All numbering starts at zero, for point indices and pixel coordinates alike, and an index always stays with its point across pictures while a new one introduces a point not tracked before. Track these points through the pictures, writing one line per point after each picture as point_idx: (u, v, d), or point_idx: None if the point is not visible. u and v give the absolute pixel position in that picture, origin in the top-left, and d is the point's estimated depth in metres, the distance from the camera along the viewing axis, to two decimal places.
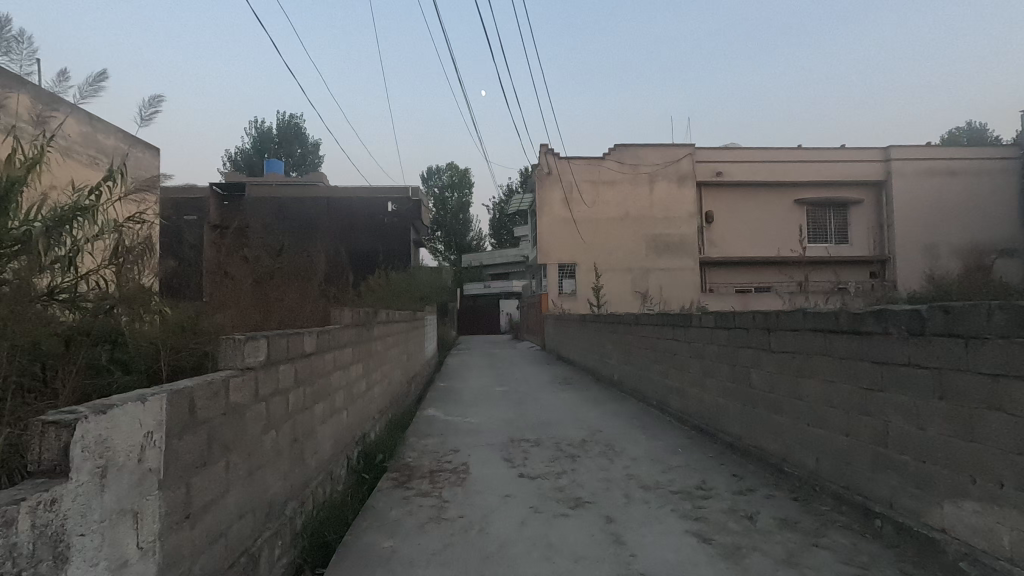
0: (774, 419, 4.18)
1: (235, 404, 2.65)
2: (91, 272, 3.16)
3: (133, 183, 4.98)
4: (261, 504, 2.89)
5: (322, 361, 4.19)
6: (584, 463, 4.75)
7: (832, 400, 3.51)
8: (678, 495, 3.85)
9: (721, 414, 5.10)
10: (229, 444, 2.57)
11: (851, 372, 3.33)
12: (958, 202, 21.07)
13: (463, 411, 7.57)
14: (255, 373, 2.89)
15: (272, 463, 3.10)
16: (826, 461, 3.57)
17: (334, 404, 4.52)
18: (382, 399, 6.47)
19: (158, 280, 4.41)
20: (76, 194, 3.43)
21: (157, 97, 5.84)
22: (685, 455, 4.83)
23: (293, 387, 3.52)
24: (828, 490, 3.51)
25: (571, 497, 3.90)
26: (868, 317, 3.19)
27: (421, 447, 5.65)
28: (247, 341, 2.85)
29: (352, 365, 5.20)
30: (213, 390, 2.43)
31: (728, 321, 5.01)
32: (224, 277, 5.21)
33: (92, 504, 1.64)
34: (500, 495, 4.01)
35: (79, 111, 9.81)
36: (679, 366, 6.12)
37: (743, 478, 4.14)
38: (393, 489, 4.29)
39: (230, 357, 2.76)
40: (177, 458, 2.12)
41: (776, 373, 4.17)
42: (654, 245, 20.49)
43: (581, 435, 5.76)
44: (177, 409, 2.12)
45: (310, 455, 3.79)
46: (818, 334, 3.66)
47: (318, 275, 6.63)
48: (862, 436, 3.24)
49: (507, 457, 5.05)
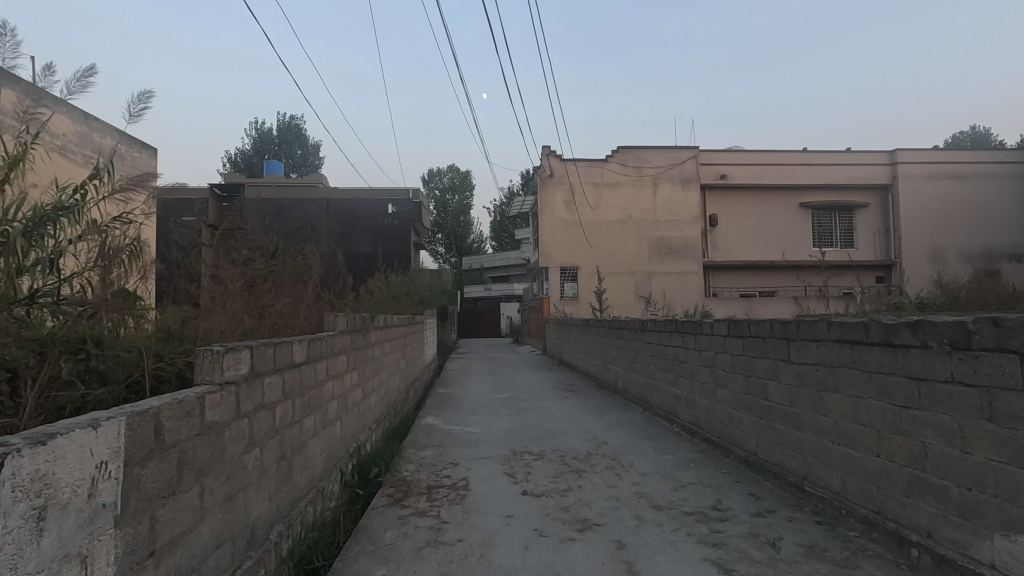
0: (794, 435, 3.93)
1: (212, 423, 2.41)
2: (72, 274, 2.99)
3: (122, 182, 4.81)
4: (242, 530, 2.64)
5: (313, 371, 3.94)
6: (591, 479, 4.49)
7: (861, 418, 3.25)
8: (693, 517, 3.60)
9: (734, 427, 4.84)
10: (204, 467, 2.31)
11: (883, 388, 3.07)
12: (965, 205, 20.83)
13: (464, 420, 7.33)
14: (236, 388, 2.64)
15: (255, 484, 2.84)
16: (854, 483, 3.31)
17: (326, 415, 4.27)
18: (378, 406, 6.23)
19: (143, 284, 4.18)
20: (61, 193, 3.26)
21: (146, 95, 5.70)
22: (696, 471, 4.57)
23: (281, 400, 3.28)
24: (856, 514, 3.25)
25: (578, 519, 3.64)
26: (903, 328, 2.94)
27: (419, 458, 5.40)
28: (227, 352, 2.60)
29: (346, 374, 4.94)
30: (184, 409, 2.18)
31: (742, 329, 4.76)
32: (212, 281, 4.96)
33: (25, 554, 1.39)
34: (501, 516, 3.76)
35: (73, 108, 9.60)
36: (689, 376, 5.86)
37: (761, 497, 3.88)
38: (388, 508, 4.03)
39: (207, 371, 2.51)
40: (139, 488, 1.87)
41: (796, 386, 3.91)
42: (657, 248, 20.27)
43: (586, 448, 5.49)
44: (141, 432, 1.88)
45: (299, 471, 3.55)
46: (844, 345, 3.41)
47: (313, 278, 6.39)
48: (894, 457, 2.99)
49: (509, 472, 4.79)
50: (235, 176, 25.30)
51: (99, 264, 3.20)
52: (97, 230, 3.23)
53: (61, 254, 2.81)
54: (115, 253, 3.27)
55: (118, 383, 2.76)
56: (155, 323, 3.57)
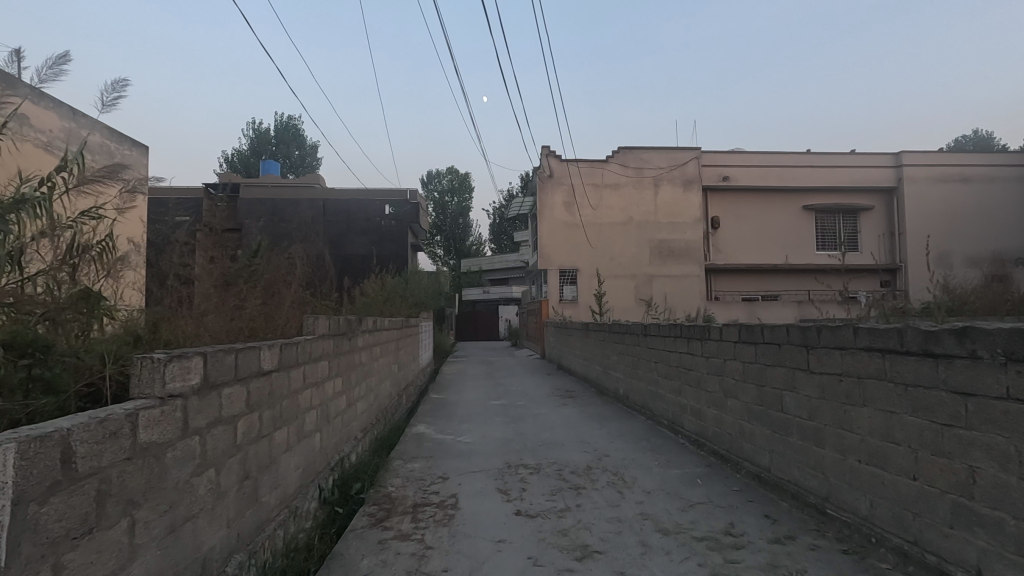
0: (814, 452, 3.58)
1: (149, 444, 2.05)
2: (36, 273, 2.70)
3: (91, 173, 4.50)
4: (188, 566, 2.28)
5: (287, 379, 3.61)
6: (591, 497, 4.13)
7: (894, 436, 2.90)
8: (704, 544, 3.24)
9: (745, 441, 4.50)
10: (135, 497, 1.96)
11: (923, 404, 2.72)
12: (972, 208, 20.50)
13: (456, 428, 6.98)
14: (182, 402, 2.28)
15: (209, 511, 2.48)
16: (885, 508, 2.95)
17: (303, 427, 3.92)
18: (364, 415, 5.88)
19: (110, 285, 3.85)
20: (24, 183, 2.99)
21: (121, 83, 5.37)
22: (704, 489, 4.21)
23: (245, 414, 2.92)
24: (888, 544, 2.90)
25: (578, 545, 3.28)
26: (945, 335, 2.60)
27: (406, 472, 5.04)
28: (173, 360, 2.23)
29: (328, 381, 4.61)
30: (107, 429, 1.82)
31: (755, 334, 4.42)
32: (181, 282, 4.58)
33: None
34: (492, 541, 3.41)
35: (59, 103, 9.29)
36: (695, 384, 5.53)
37: (778, 521, 3.52)
38: (367, 529, 3.68)
39: (145, 382, 2.14)
40: (34, 531, 1.52)
41: (817, 398, 3.57)
42: (659, 251, 19.93)
43: (585, 461, 5.14)
44: (35, 462, 1.52)
45: (268, 492, 3.19)
46: (873, 355, 3.06)
47: (296, 278, 6.03)
48: (934, 481, 2.65)
49: (502, 488, 4.43)
50: (231, 176, 24.97)
51: (65, 262, 2.90)
52: (64, 224, 2.92)
53: (21, 249, 2.51)
54: (85, 249, 2.99)
55: (68, 393, 2.39)
56: (124, 326, 3.28)
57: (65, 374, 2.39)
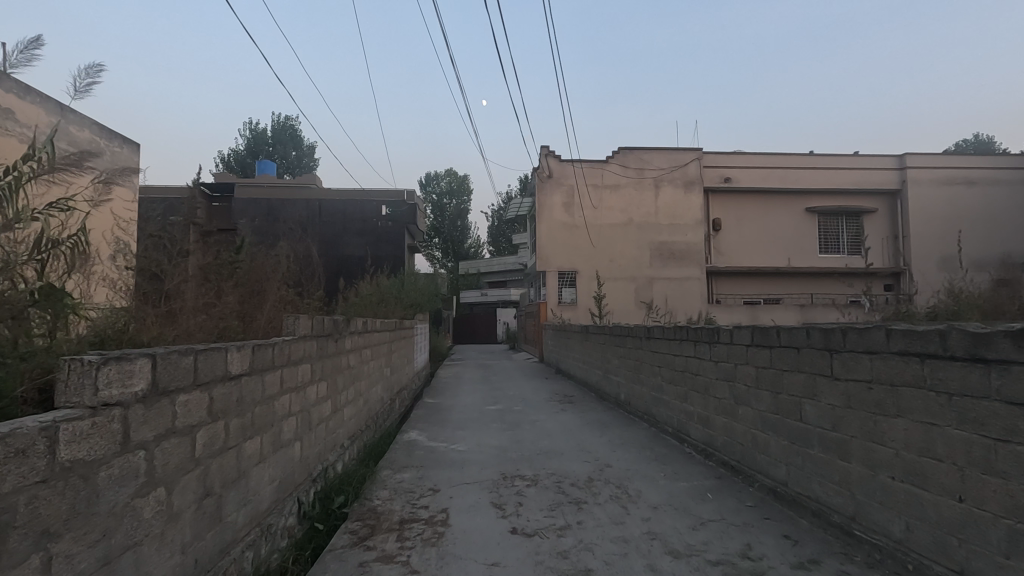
0: (839, 466, 3.26)
1: (72, 462, 1.72)
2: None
3: (58, 161, 4.16)
4: None
5: (261, 384, 3.29)
6: (593, 513, 3.81)
7: (936, 451, 2.59)
8: (720, 570, 2.92)
9: (758, 452, 4.19)
10: (54, 526, 1.64)
11: (972, 415, 2.41)
12: (979, 211, 20.21)
13: (450, 435, 6.64)
14: (120, 411, 1.95)
15: (156, 537, 2.16)
16: (924, 532, 2.64)
17: (280, 436, 3.60)
18: (352, 421, 5.56)
19: (75, 281, 3.51)
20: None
21: (95, 69, 5.04)
22: (716, 504, 3.89)
23: (207, 423, 2.60)
24: (927, 572, 2.58)
25: (580, 570, 2.96)
26: (998, 338, 2.29)
27: (394, 483, 4.70)
28: (109, 362, 1.91)
29: (310, 386, 4.29)
30: (11, 446, 1.49)
31: (769, 338, 4.10)
32: (149, 279, 4.26)
33: None
34: (484, 564, 3.08)
35: (45, 98, 8.90)
36: (702, 390, 5.22)
37: (799, 542, 3.20)
38: (347, 550, 3.35)
39: (72, 389, 1.81)
40: None
41: (842, 407, 3.25)
42: (659, 253, 19.65)
43: (585, 472, 4.82)
44: None
45: (235, 509, 2.87)
46: (909, 361, 2.75)
47: (281, 276, 5.71)
48: (985, 503, 2.33)
49: (497, 503, 4.09)
50: (226, 176, 24.64)
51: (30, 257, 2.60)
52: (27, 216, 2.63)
53: None
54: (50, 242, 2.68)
55: (13, 397, 2.01)
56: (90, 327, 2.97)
57: (11, 376, 2.02)
